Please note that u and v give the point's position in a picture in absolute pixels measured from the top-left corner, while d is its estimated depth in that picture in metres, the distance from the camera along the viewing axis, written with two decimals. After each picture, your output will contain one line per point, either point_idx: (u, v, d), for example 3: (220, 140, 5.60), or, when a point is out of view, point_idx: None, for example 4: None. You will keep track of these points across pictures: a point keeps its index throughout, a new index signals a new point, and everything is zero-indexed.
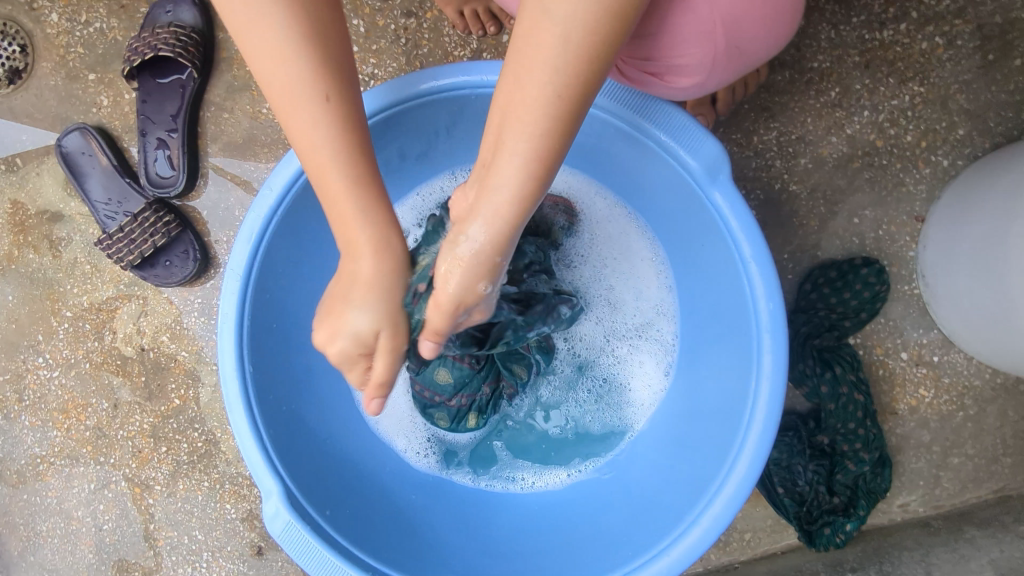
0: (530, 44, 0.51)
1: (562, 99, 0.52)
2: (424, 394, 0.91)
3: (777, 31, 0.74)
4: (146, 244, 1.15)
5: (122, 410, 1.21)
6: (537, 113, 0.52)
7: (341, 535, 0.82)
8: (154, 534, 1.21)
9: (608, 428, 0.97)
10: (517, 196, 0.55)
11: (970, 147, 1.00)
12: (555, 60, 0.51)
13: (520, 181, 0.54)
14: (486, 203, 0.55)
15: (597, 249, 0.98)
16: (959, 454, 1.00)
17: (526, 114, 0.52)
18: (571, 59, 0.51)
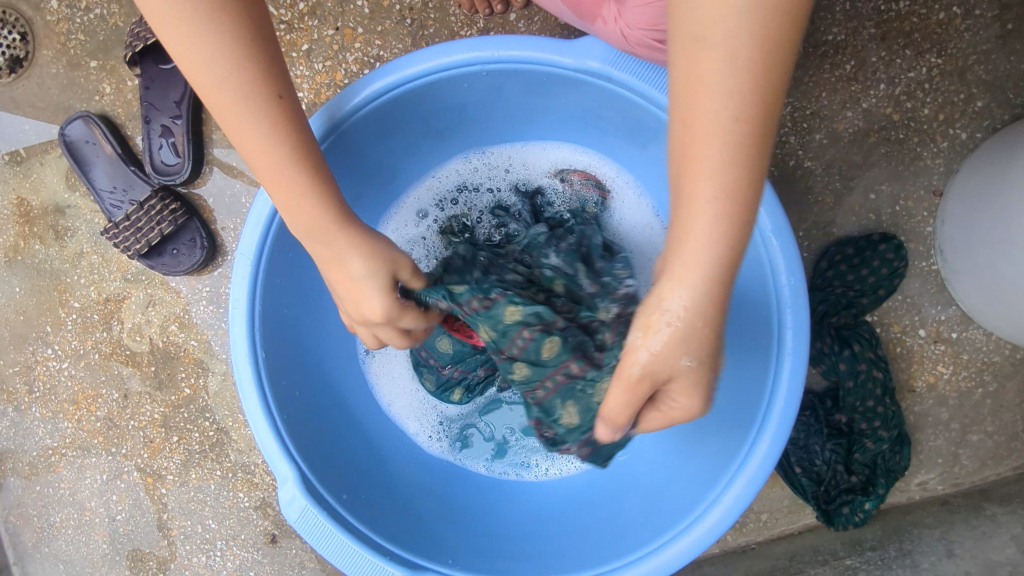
0: (699, 74, 0.49)
1: (741, 125, 0.49)
2: (422, 353, 0.93)
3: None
4: (152, 232, 1.14)
5: (133, 401, 1.21)
6: (718, 146, 0.49)
7: (358, 520, 0.81)
8: (167, 524, 1.21)
9: None
10: (718, 242, 0.52)
11: (988, 119, 0.98)
12: (729, 85, 0.48)
13: (718, 224, 0.51)
14: (688, 257, 0.52)
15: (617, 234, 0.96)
16: (979, 431, 0.99)
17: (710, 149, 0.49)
18: (747, 78, 0.48)
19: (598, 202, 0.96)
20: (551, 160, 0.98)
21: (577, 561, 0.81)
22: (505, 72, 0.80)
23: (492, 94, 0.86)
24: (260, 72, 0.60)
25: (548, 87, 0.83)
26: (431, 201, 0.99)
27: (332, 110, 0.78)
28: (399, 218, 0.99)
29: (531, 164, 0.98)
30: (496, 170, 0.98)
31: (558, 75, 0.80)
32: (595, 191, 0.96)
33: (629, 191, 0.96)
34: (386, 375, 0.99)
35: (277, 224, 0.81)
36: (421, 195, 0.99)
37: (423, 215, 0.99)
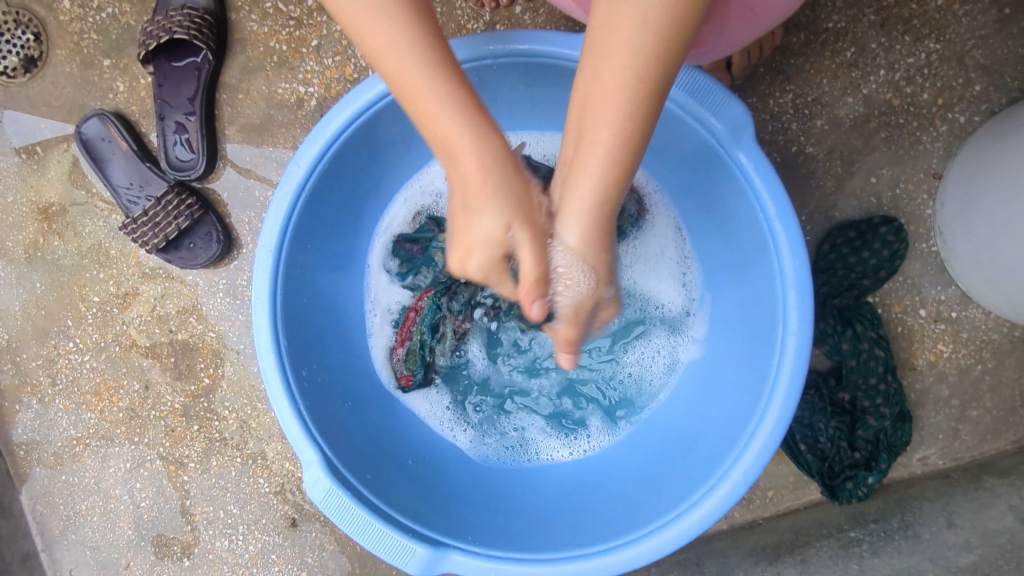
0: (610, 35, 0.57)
1: (642, 79, 0.58)
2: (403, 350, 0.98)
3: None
4: (170, 227, 1.16)
5: (154, 391, 1.24)
6: (619, 92, 0.58)
7: (379, 500, 0.85)
8: (190, 510, 1.24)
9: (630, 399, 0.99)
10: (609, 173, 0.62)
11: (986, 103, 1.00)
12: (637, 45, 0.57)
13: (610, 163, 0.62)
14: (575, 186, 0.64)
15: (642, 249, 0.98)
16: (978, 407, 1.02)
17: (612, 95, 0.59)
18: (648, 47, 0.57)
19: (637, 217, 0.96)
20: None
21: (591, 535, 0.84)
22: (514, 64, 0.83)
23: (501, 85, 0.89)
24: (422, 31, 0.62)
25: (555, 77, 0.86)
26: None
27: (352, 101, 0.81)
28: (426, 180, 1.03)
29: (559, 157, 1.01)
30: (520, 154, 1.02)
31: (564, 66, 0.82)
32: (636, 203, 0.96)
33: (663, 210, 0.97)
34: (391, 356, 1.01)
35: (294, 218, 0.83)
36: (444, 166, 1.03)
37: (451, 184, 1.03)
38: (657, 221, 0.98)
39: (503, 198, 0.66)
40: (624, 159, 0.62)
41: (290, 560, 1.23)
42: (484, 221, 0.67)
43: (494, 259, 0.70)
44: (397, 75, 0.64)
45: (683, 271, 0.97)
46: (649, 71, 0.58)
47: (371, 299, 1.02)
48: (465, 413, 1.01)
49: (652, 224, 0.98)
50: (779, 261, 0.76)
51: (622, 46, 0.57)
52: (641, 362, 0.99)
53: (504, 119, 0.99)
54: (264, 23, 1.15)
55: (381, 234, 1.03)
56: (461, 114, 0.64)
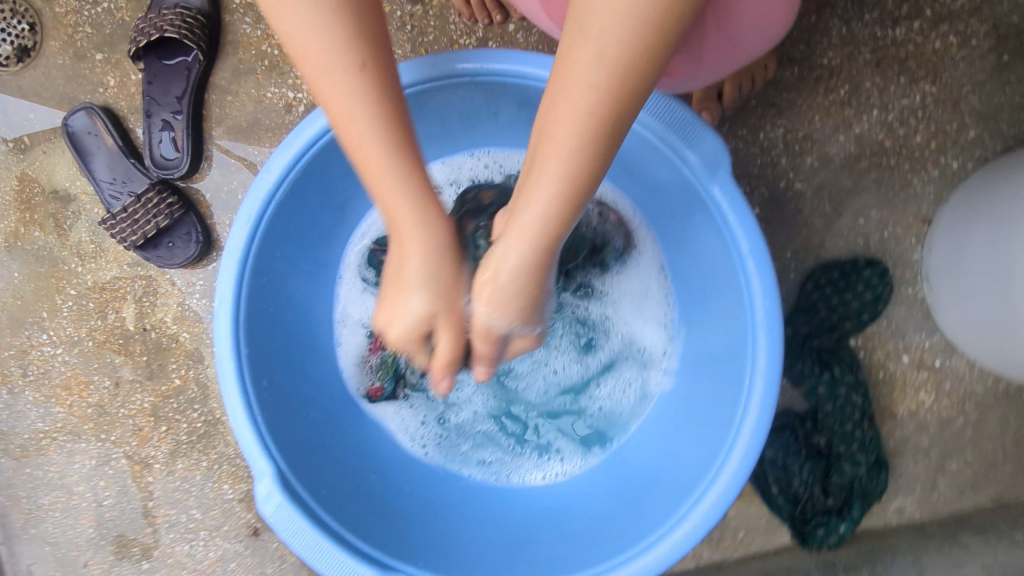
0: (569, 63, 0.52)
1: (595, 116, 0.53)
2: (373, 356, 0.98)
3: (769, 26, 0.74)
4: (149, 224, 1.15)
5: (124, 389, 1.23)
6: (570, 129, 0.54)
7: (331, 518, 0.82)
8: (153, 512, 1.23)
9: (598, 432, 0.96)
10: (546, 220, 0.59)
11: (980, 149, 0.98)
12: (591, 77, 0.51)
13: (553, 204, 0.57)
14: (515, 223, 0.60)
15: (622, 284, 0.96)
16: (957, 460, 0.99)
17: (562, 131, 0.54)
18: (605, 75, 0.51)
19: (620, 250, 0.94)
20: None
21: (546, 568, 0.81)
22: (494, 82, 0.82)
23: (483, 102, 0.88)
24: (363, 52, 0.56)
25: (535, 99, 0.85)
26: (442, 181, 1.02)
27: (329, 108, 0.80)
28: None
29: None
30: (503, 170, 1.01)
31: (542, 88, 0.82)
32: (621, 236, 0.93)
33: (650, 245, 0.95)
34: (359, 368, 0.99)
35: (264, 224, 0.82)
36: (431, 175, 1.01)
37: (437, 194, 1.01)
38: (641, 258, 0.96)
39: (428, 280, 0.66)
40: (573, 176, 0.56)
41: (249, 570, 1.21)
42: (411, 299, 0.67)
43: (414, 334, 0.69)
44: (329, 98, 0.58)
45: (660, 308, 0.95)
46: (604, 104, 0.53)
47: (343, 310, 1.01)
48: (432, 431, 0.99)
49: (635, 260, 0.96)
50: (750, 299, 0.74)
51: (580, 72, 0.52)
52: (612, 399, 0.96)
53: (488, 134, 0.98)
54: (257, 27, 1.14)
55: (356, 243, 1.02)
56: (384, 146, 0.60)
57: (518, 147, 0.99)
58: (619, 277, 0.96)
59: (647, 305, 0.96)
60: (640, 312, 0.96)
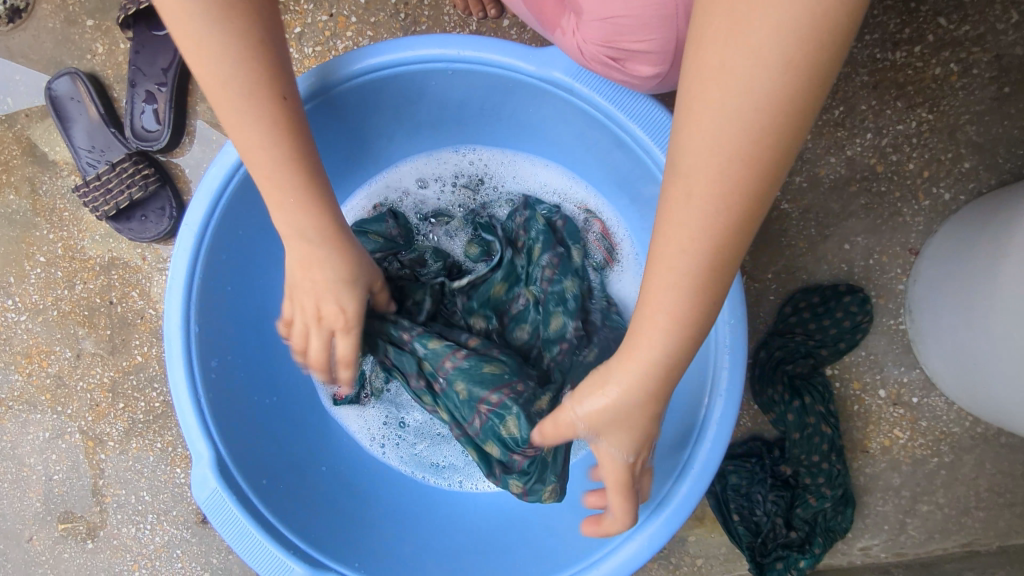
0: (702, 139, 0.48)
1: (732, 199, 0.48)
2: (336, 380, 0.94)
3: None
4: (122, 195, 1.13)
5: (84, 362, 1.20)
6: (704, 213, 0.49)
7: (267, 509, 0.78)
8: (102, 490, 1.19)
9: None
10: (676, 322, 0.54)
11: (974, 182, 0.95)
12: (736, 155, 0.47)
13: (679, 302, 0.53)
14: (646, 328, 0.55)
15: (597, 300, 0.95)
16: (929, 502, 0.95)
17: (693, 217, 0.50)
18: (747, 149, 0.47)
19: (601, 264, 0.93)
20: (545, 181, 0.95)
21: None
22: (472, 73, 0.78)
23: (463, 96, 0.83)
24: (263, 71, 0.61)
25: (517, 94, 0.81)
26: (416, 178, 0.96)
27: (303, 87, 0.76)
28: (391, 180, 0.96)
29: (529, 182, 0.96)
30: (486, 169, 0.96)
31: (521, 81, 0.77)
32: (604, 250, 0.93)
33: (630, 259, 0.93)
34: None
35: (225, 200, 0.79)
36: (406, 171, 0.96)
37: (409, 193, 0.96)
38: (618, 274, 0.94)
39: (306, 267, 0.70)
40: (703, 277, 0.51)
41: (194, 559, 1.17)
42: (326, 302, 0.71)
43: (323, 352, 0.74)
44: (229, 115, 0.62)
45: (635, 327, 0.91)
46: (746, 183, 0.48)
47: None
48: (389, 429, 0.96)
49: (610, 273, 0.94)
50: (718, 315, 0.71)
51: (717, 145, 0.47)
52: None
53: (474, 129, 0.91)
54: None
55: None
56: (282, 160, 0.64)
57: (504, 147, 0.94)
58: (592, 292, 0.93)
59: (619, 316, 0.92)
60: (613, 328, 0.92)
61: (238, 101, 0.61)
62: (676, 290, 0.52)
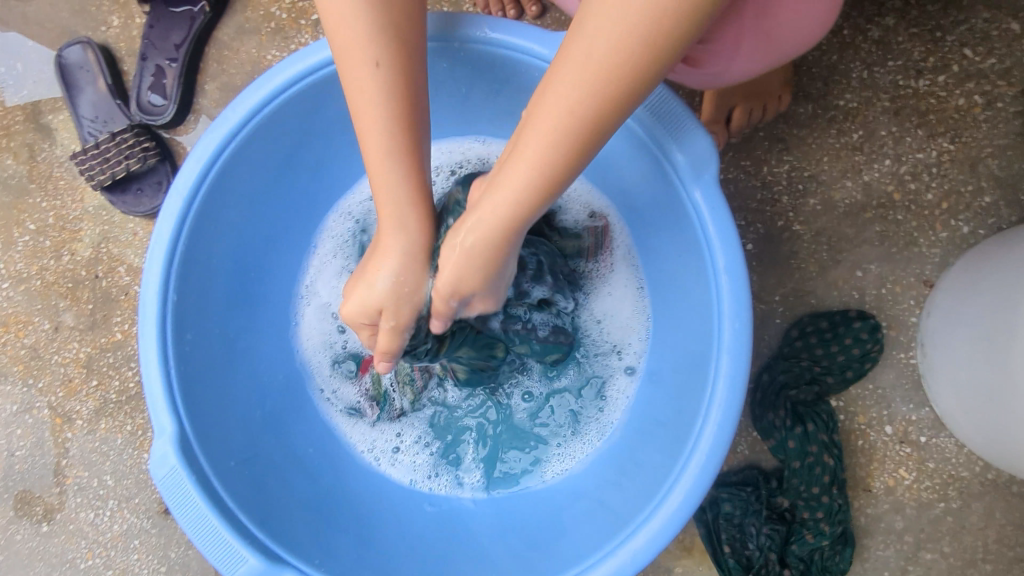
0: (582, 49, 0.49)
1: (575, 117, 0.51)
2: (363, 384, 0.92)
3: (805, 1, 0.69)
4: (119, 165, 1.11)
5: (62, 335, 1.15)
6: (560, 130, 0.51)
7: (229, 496, 0.74)
8: (64, 471, 1.14)
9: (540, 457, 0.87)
10: (506, 212, 0.56)
11: (994, 217, 0.92)
12: (609, 66, 0.48)
13: (515, 194, 0.55)
14: (476, 212, 0.57)
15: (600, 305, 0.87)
16: (933, 550, 0.90)
17: (551, 125, 0.51)
18: (617, 64, 0.48)
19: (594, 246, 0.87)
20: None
21: None
22: (484, 55, 0.76)
23: (473, 82, 0.82)
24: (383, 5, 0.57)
25: (527, 83, 0.79)
26: None
27: (312, 53, 0.74)
28: None
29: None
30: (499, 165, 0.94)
31: (532, 67, 0.76)
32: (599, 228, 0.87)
33: (628, 264, 0.87)
34: (313, 342, 0.93)
35: (218, 167, 0.76)
36: None
37: None
38: (618, 278, 0.87)
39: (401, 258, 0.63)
40: (544, 182, 0.54)
41: (152, 551, 1.11)
42: (381, 279, 0.63)
43: (365, 315, 0.66)
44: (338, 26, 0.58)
45: (634, 328, 0.86)
46: (596, 104, 0.50)
47: (308, 281, 0.94)
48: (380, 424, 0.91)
49: (617, 264, 0.87)
50: (720, 322, 0.67)
51: (591, 52, 0.48)
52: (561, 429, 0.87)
53: (481, 119, 0.90)
54: None
55: (338, 213, 0.95)
56: (394, 155, 0.60)
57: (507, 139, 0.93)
58: (610, 294, 0.87)
59: (626, 297, 0.87)
60: (622, 326, 0.87)
61: (358, 63, 0.58)
62: (511, 184, 0.54)
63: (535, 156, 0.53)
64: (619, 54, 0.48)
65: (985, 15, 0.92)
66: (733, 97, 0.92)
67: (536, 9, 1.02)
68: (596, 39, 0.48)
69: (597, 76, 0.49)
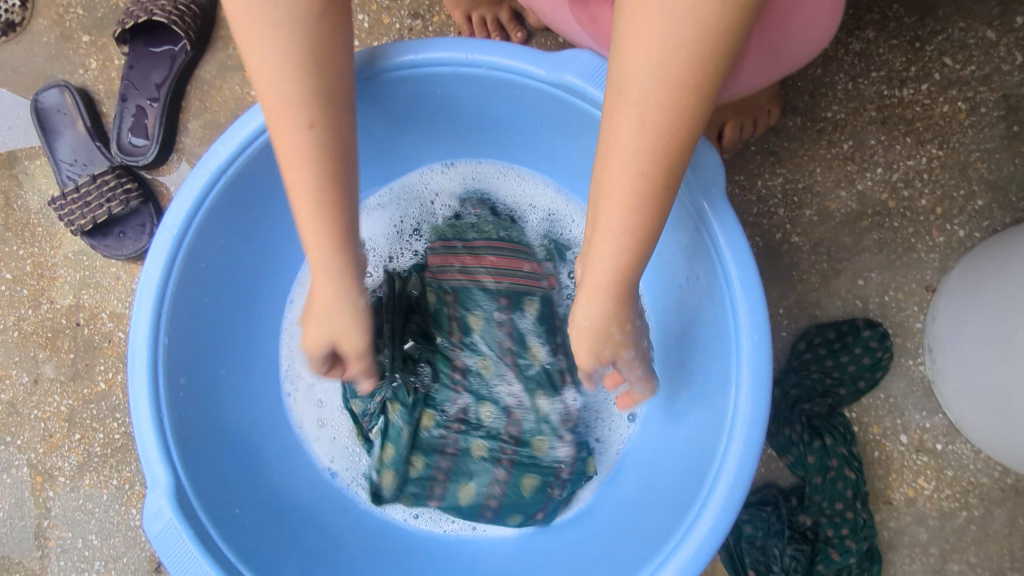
0: (634, 55, 0.50)
1: (657, 130, 0.51)
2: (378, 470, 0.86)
3: (818, 15, 0.69)
4: (100, 209, 1.08)
5: (42, 388, 1.10)
6: (640, 155, 0.52)
7: (230, 548, 0.70)
8: (46, 532, 1.08)
9: None
10: (616, 271, 0.57)
11: (988, 220, 0.93)
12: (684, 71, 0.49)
13: (621, 254, 0.56)
14: (590, 279, 0.58)
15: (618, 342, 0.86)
16: (959, 561, 0.88)
17: (632, 157, 0.52)
18: (687, 64, 0.49)
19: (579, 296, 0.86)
20: (514, 190, 0.91)
21: None
22: (478, 79, 0.75)
23: (465, 108, 0.81)
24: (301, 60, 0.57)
25: (523, 105, 0.78)
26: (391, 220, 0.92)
27: None
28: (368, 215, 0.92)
29: (522, 196, 0.91)
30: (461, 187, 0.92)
31: (531, 89, 0.74)
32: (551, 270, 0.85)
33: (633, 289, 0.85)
34: (322, 438, 0.87)
35: (209, 203, 0.73)
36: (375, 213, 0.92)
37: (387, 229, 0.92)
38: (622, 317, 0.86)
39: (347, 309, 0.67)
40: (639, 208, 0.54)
41: None
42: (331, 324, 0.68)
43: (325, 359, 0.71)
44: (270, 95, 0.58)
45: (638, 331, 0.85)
46: (675, 113, 0.51)
47: (291, 369, 0.88)
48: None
49: None
50: (737, 336, 0.66)
51: (651, 54, 0.49)
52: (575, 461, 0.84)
53: (475, 146, 0.89)
54: None
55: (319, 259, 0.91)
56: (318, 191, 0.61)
57: (480, 161, 0.91)
58: None
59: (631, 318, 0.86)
60: None
61: (290, 125, 0.59)
62: (612, 222, 0.55)
63: (621, 210, 0.54)
64: (669, 87, 0.50)
65: (961, 24, 0.94)
66: (723, 115, 0.91)
67: (522, 36, 1.03)
68: (652, 55, 0.49)
69: (672, 75, 0.49)
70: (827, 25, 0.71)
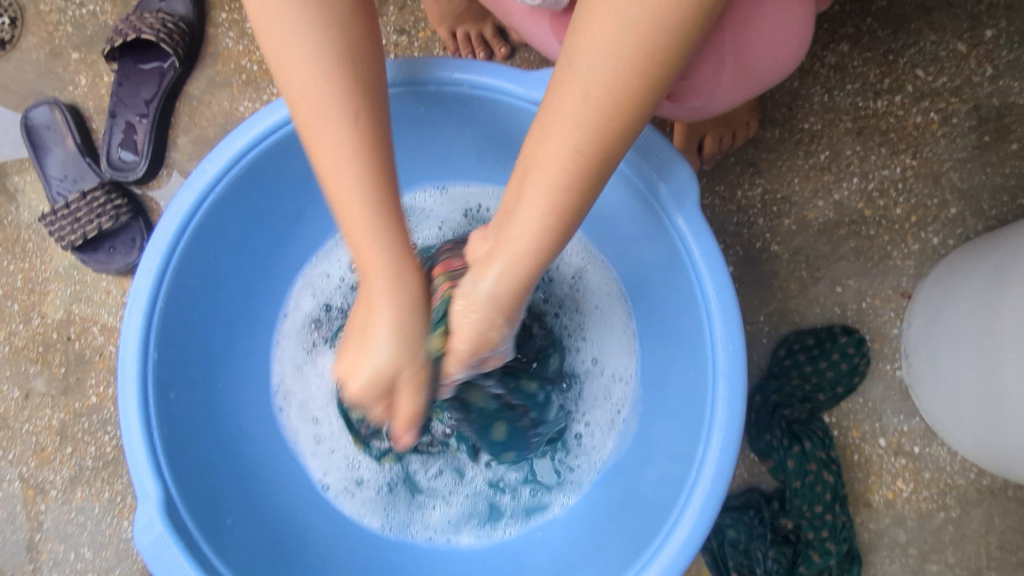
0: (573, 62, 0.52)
1: (585, 137, 0.53)
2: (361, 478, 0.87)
3: (789, 31, 0.70)
4: (90, 224, 1.09)
5: (33, 402, 1.11)
6: (562, 160, 0.54)
7: (222, 562, 0.71)
8: (38, 546, 1.08)
9: (534, 498, 0.85)
10: (518, 269, 0.58)
11: (961, 227, 0.95)
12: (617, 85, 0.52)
13: (531, 248, 0.57)
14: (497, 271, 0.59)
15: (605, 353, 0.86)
16: (938, 561, 0.90)
17: (556, 159, 0.54)
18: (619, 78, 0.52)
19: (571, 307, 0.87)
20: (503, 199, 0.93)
21: None
22: (461, 96, 0.77)
23: (448, 124, 0.83)
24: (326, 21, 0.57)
25: (504, 120, 0.80)
26: None
27: (287, 101, 0.73)
28: None
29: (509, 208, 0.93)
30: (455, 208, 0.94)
31: (511, 105, 0.76)
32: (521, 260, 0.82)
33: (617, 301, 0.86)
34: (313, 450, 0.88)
35: (196, 222, 0.74)
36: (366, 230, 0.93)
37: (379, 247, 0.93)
38: (609, 328, 0.87)
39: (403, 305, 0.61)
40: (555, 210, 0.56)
41: None
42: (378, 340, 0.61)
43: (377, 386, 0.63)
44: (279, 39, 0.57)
45: (622, 337, 0.86)
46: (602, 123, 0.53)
47: (283, 381, 0.89)
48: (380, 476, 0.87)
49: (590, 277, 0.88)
50: (713, 346, 0.67)
51: (588, 60, 0.52)
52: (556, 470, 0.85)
53: (459, 162, 0.91)
54: (240, 42, 1.11)
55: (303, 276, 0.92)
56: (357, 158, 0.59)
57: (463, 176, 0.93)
58: (601, 322, 0.87)
59: (613, 329, 0.86)
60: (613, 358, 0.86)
61: (308, 83, 0.58)
62: (528, 218, 0.56)
63: (539, 207, 0.56)
64: (604, 96, 0.52)
65: (933, 37, 0.96)
66: (703, 127, 0.94)
67: (506, 50, 1.05)
68: (587, 64, 0.52)
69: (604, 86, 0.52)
70: (795, 46, 0.72)
